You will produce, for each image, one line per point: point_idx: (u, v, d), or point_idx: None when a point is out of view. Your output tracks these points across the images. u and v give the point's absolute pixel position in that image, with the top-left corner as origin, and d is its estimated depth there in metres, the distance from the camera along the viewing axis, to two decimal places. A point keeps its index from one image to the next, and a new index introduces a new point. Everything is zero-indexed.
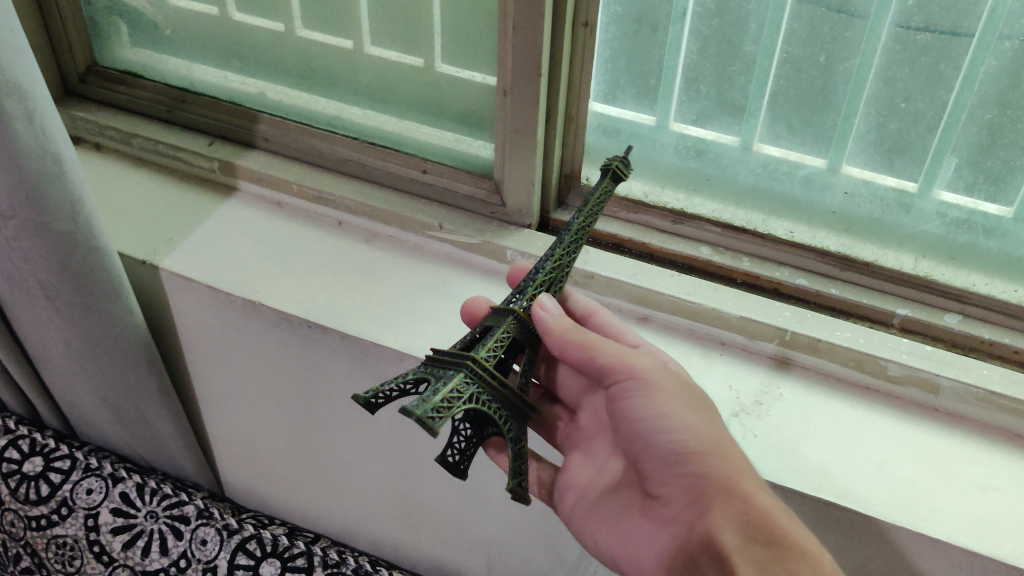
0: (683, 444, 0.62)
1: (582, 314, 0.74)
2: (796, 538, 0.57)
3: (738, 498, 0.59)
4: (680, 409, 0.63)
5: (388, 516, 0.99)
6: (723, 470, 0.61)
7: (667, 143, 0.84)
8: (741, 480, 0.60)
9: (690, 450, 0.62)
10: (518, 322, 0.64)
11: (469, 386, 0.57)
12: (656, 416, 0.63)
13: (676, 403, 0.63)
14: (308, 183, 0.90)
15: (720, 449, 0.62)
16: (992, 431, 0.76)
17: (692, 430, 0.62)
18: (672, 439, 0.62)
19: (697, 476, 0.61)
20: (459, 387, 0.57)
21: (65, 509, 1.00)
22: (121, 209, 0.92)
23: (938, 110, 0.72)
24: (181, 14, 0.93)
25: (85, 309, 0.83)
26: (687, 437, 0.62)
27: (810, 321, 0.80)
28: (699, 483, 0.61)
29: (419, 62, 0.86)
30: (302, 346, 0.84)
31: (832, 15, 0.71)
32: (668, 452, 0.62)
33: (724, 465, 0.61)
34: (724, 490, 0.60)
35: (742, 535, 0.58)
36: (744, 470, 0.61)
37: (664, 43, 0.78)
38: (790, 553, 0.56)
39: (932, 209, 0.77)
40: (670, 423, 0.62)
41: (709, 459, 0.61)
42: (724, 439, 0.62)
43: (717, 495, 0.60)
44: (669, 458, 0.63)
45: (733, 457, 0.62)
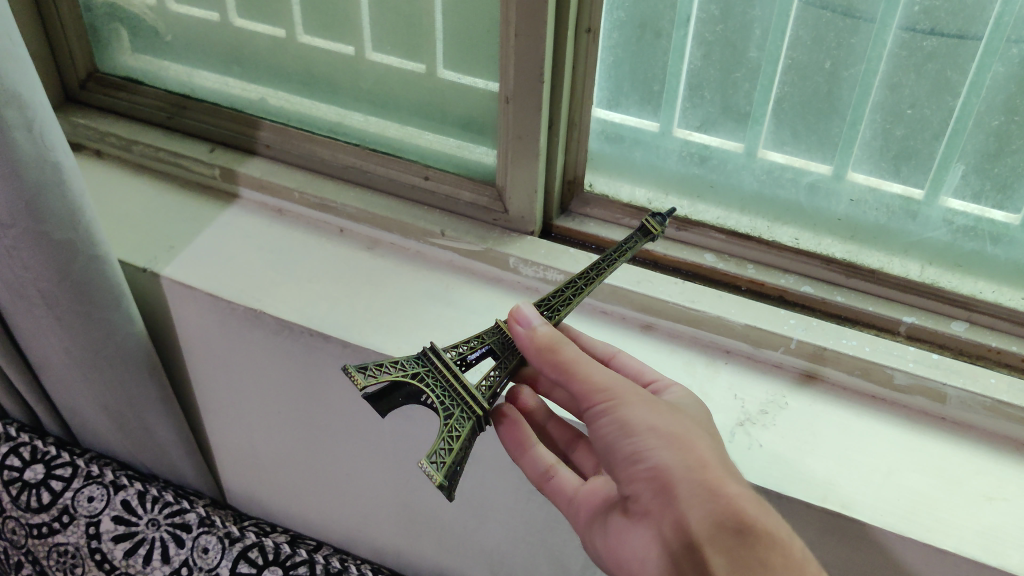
0: (646, 441, 0.60)
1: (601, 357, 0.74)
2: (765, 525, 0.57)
3: (704, 486, 0.59)
4: (644, 411, 0.61)
5: (391, 525, 0.98)
6: (685, 463, 0.59)
7: (671, 150, 0.83)
8: (707, 471, 0.59)
9: (650, 445, 0.60)
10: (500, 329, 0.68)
11: (416, 367, 0.66)
12: (616, 425, 0.61)
13: (642, 408, 0.62)
14: (310, 190, 0.90)
15: (682, 440, 0.60)
16: (999, 440, 0.76)
17: (653, 429, 0.61)
18: (632, 437, 0.61)
19: (657, 469, 0.60)
20: (405, 365, 0.66)
21: (66, 517, 0.99)
22: (121, 216, 0.92)
23: (944, 116, 0.72)
24: (182, 19, 0.93)
25: (86, 317, 0.83)
26: (647, 436, 0.61)
27: (816, 330, 0.79)
28: (660, 478, 0.60)
29: (420, 68, 0.85)
30: (305, 355, 0.84)
31: (838, 20, 0.70)
32: (626, 454, 0.61)
33: (686, 457, 0.60)
34: (690, 482, 0.59)
35: (712, 524, 0.58)
36: (708, 459, 0.60)
37: (667, 49, 0.77)
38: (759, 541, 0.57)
39: (939, 216, 0.77)
40: (629, 427, 0.61)
41: (671, 454, 0.60)
42: (688, 432, 0.61)
43: (683, 488, 0.59)
44: (629, 459, 0.61)
45: (698, 448, 0.61)
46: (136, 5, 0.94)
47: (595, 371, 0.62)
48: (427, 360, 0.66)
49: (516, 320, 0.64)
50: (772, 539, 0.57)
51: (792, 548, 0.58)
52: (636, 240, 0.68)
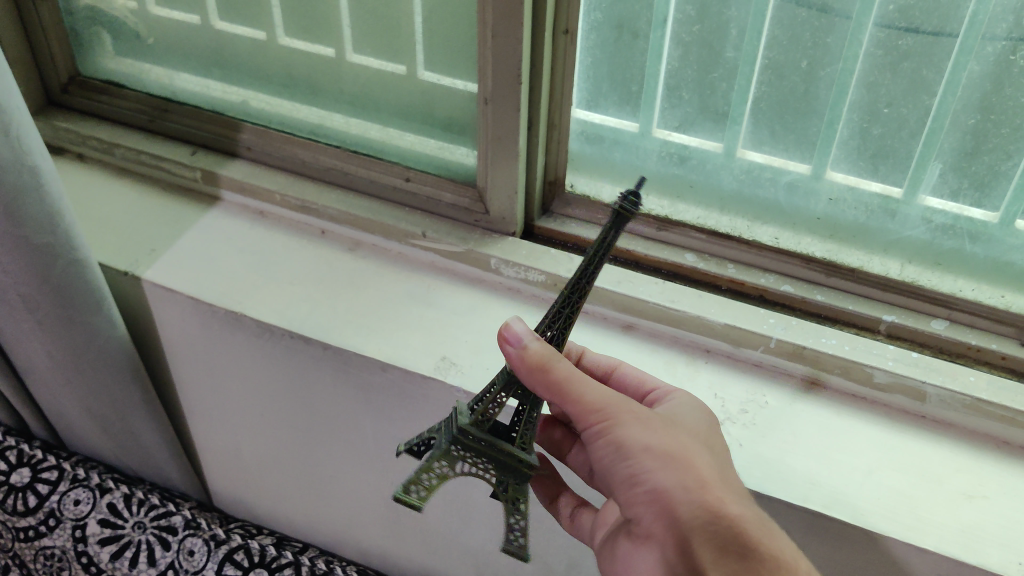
0: (641, 463, 0.59)
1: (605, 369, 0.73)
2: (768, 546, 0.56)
3: (706, 507, 0.57)
4: (640, 430, 0.60)
5: (377, 527, 0.98)
6: (683, 484, 0.58)
7: (650, 150, 0.83)
8: (707, 490, 0.58)
9: (647, 467, 0.59)
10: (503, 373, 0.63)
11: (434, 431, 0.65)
12: (612, 448, 0.59)
13: (637, 427, 0.60)
14: (291, 193, 0.90)
15: (678, 458, 0.59)
16: (980, 437, 0.76)
17: (650, 451, 0.59)
18: (628, 460, 0.59)
19: (657, 492, 0.58)
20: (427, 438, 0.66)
21: (52, 520, 0.99)
22: (103, 220, 0.92)
23: (921, 115, 0.72)
24: (163, 22, 0.93)
25: (67, 322, 0.83)
26: (645, 459, 0.59)
27: (795, 329, 0.79)
28: (659, 500, 0.58)
29: (401, 69, 0.85)
30: (286, 357, 0.84)
31: (813, 21, 0.70)
32: (625, 476, 0.59)
33: (685, 478, 0.58)
34: (690, 505, 0.58)
35: (714, 547, 0.56)
36: (708, 478, 0.59)
37: (645, 50, 0.77)
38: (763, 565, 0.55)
39: (918, 215, 0.76)
40: (626, 450, 0.59)
41: (669, 476, 0.58)
42: (685, 449, 0.60)
43: (684, 511, 0.58)
44: (628, 482, 0.59)
45: (697, 467, 0.59)
46: (117, 9, 0.94)
47: (590, 391, 0.59)
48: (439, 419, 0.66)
49: (506, 339, 0.59)
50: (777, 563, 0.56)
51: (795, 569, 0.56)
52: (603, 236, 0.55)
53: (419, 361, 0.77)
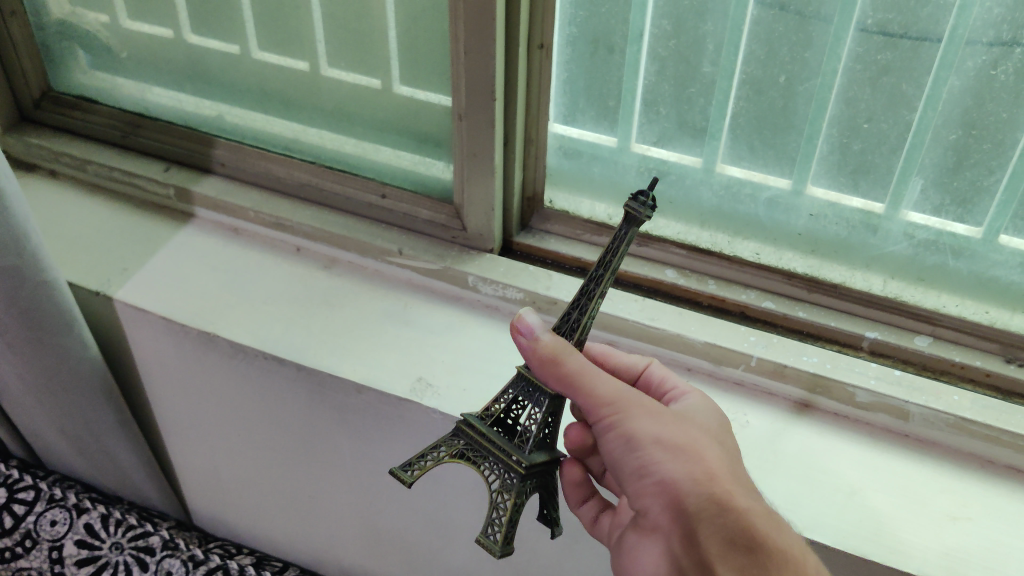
0: (651, 454, 0.58)
1: (629, 368, 0.72)
2: (777, 541, 0.55)
3: (712, 499, 0.57)
4: (650, 422, 0.59)
5: (357, 546, 0.97)
6: (692, 475, 0.57)
7: (629, 165, 0.82)
8: (715, 482, 0.57)
9: (656, 458, 0.58)
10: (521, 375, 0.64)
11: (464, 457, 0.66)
12: (622, 440, 0.59)
13: (647, 418, 0.60)
14: (265, 210, 0.88)
15: (687, 450, 0.58)
16: (964, 456, 0.75)
17: (659, 442, 0.59)
18: (638, 452, 0.59)
19: (665, 483, 0.58)
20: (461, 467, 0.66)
21: (29, 541, 0.97)
22: (75, 238, 0.90)
23: (902, 130, 0.70)
24: (135, 36, 0.91)
25: (37, 344, 0.81)
26: (654, 450, 0.58)
27: (776, 347, 0.78)
28: (667, 491, 0.58)
29: (375, 84, 0.84)
30: (260, 378, 0.82)
31: (790, 35, 0.69)
32: (634, 468, 0.59)
33: (694, 469, 0.58)
34: (698, 497, 0.57)
35: (722, 539, 0.55)
36: (717, 470, 0.58)
37: (621, 64, 0.76)
38: (772, 559, 0.54)
39: (900, 231, 0.75)
40: (635, 441, 0.59)
41: (677, 466, 0.58)
42: (695, 442, 0.59)
43: (690, 503, 0.57)
44: (637, 472, 0.59)
45: (707, 459, 0.58)
46: (89, 23, 0.92)
47: (603, 384, 0.60)
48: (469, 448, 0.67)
49: (518, 331, 0.60)
50: (786, 557, 0.54)
51: (805, 566, 0.55)
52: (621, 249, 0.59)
53: (394, 382, 0.76)
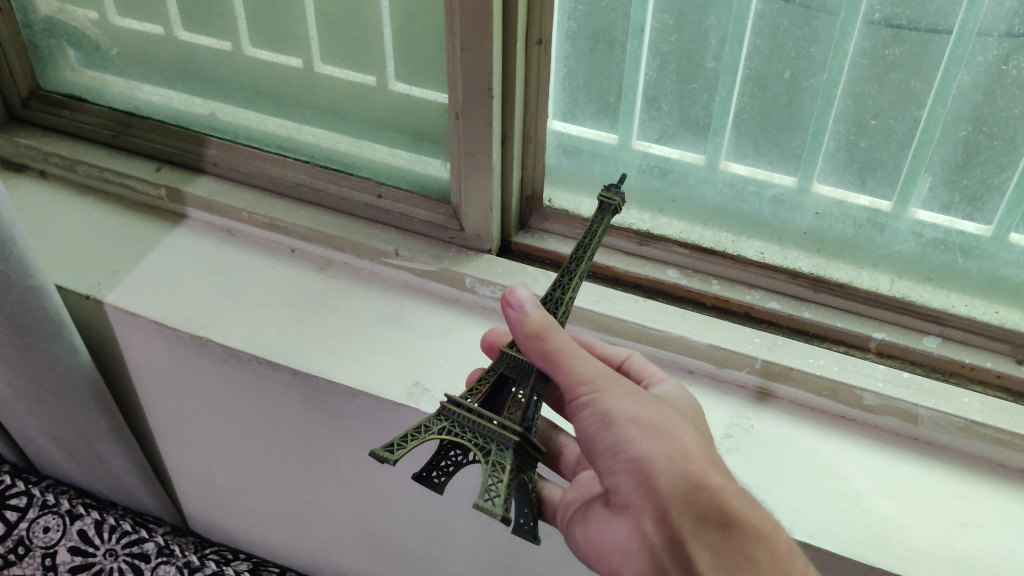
0: (625, 432, 0.55)
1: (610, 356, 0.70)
2: (749, 518, 0.51)
3: (687, 477, 0.53)
4: (626, 401, 0.56)
5: (355, 552, 0.95)
6: (666, 453, 0.54)
7: (630, 163, 0.80)
8: (690, 462, 0.54)
9: (630, 436, 0.55)
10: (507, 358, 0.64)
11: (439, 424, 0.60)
12: (597, 417, 0.56)
13: (623, 398, 0.57)
14: (258, 211, 0.87)
15: (662, 430, 0.55)
16: (975, 460, 0.73)
17: (633, 420, 0.56)
18: (612, 430, 0.56)
19: (637, 461, 0.55)
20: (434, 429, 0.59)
21: (21, 548, 0.95)
22: (63, 240, 0.88)
23: (910, 127, 0.68)
24: (125, 33, 0.89)
25: (26, 349, 0.80)
26: (628, 427, 0.55)
27: (781, 348, 0.76)
28: (639, 471, 0.54)
29: (370, 81, 0.82)
30: (254, 383, 0.80)
31: (796, 29, 0.67)
32: (606, 445, 0.56)
33: (668, 448, 0.54)
34: (671, 475, 0.53)
35: (694, 517, 0.51)
36: (692, 450, 0.55)
37: (622, 60, 0.74)
38: (746, 535, 0.51)
39: (907, 229, 0.73)
40: (609, 418, 0.56)
41: (652, 445, 0.55)
42: (671, 423, 0.56)
43: (663, 480, 0.53)
44: (609, 450, 0.56)
45: (682, 440, 0.55)
46: (78, 20, 0.90)
47: (580, 363, 0.57)
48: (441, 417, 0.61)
49: (509, 304, 0.59)
50: (760, 534, 0.51)
51: (779, 543, 0.51)
52: (601, 218, 0.67)
53: (390, 386, 0.74)
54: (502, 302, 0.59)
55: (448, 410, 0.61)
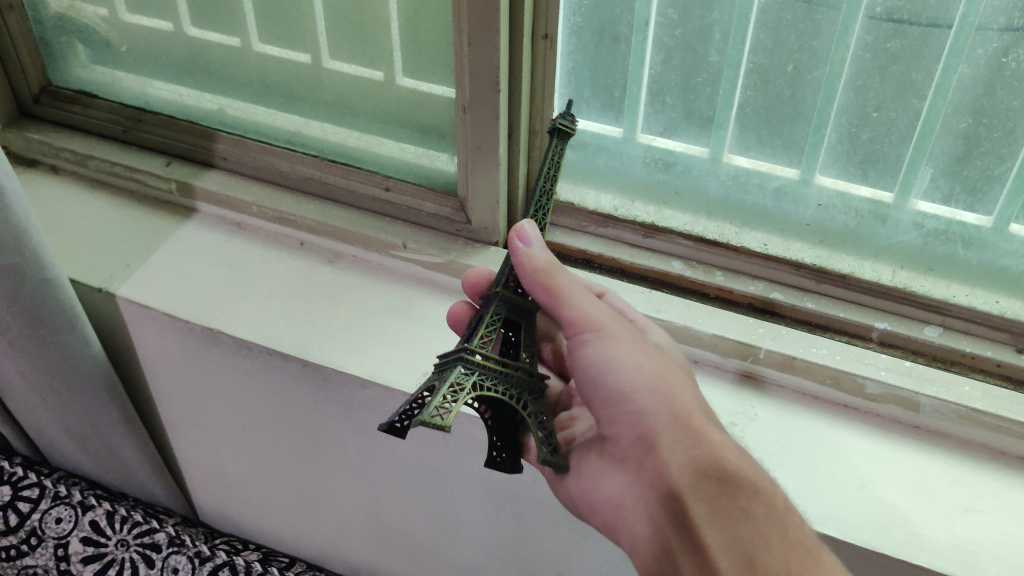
0: (627, 379, 0.60)
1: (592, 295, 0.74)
2: (747, 474, 0.56)
3: (688, 435, 0.58)
4: (627, 350, 0.61)
5: (363, 541, 0.97)
6: (669, 407, 0.59)
7: (634, 156, 0.81)
8: (690, 418, 0.59)
9: (633, 385, 0.60)
10: (503, 302, 0.66)
11: (467, 376, 0.61)
12: (601, 360, 0.60)
13: (626, 346, 0.61)
14: (268, 205, 0.88)
15: (663, 385, 0.60)
16: (975, 447, 0.74)
17: (637, 369, 0.60)
18: (615, 376, 0.60)
19: (641, 412, 0.59)
20: (466, 381, 0.60)
21: (34, 538, 0.97)
22: (75, 234, 0.89)
23: (911, 119, 0.70)
24: (136, 30, 0.90)
25: (40, 342, 0.81)
26: (632, 376, 0.60)
27: (785, 338, 0.77)
28: (642, 419, 0.59)
29: (378, 76, 0.83)
30: (265, 374, 0.82)
31: (798, 23, 0.68)
32: (611, 391, 0.60)
33: (671, 402, 0.59)
34: (672, 427, 0.58)
35: (693, 472, 0.56)
36: (690, 405, 0.60)
37: (627, 54, 0.75)
38: (742, 490, 0.55)
39: (909, 220, 0.74)
40: (615, 364, 0.60)
41: (654, 397, 0.59)
42: (671, 377, 0.61)
43: (664, 432, 0.58)
44: (613, 397, 0.60)
45: (681, 396, 0.60)
46: (89, 16, 0.91)
47: (584, 301, 0.62)
48: (466, 367, 0.61)
49: (518, 238, 0.63)
50: (755, 490, 0.55)
51: (775, 498, 0.55)
52: (555, 146, 0.67)
53: (399, 377, 0.75)
54: (509, 242, 0.63)
55: (469, 364, 0.61)
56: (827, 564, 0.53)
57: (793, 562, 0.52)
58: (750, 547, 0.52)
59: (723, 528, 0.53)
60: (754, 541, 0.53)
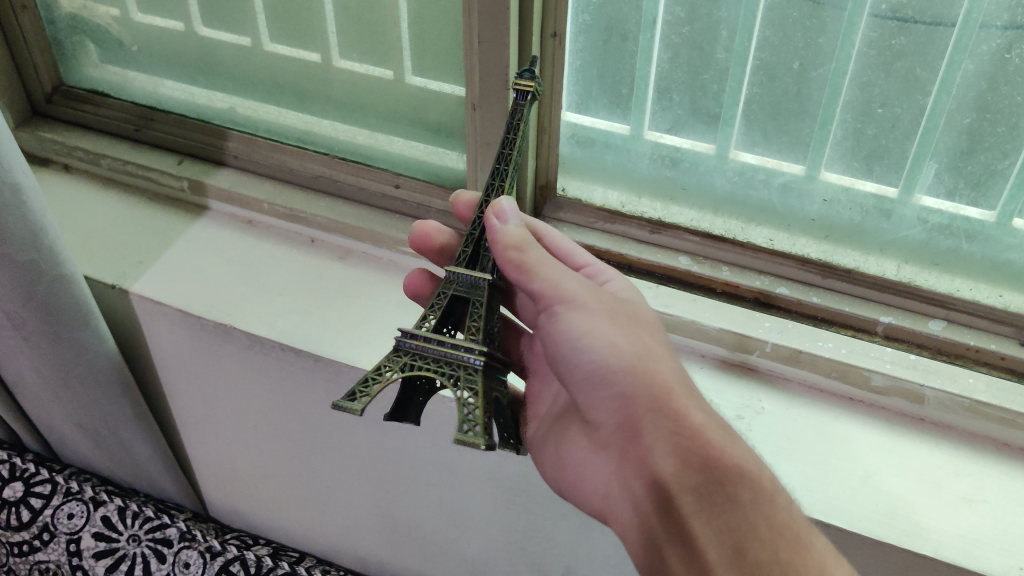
0: (604, 358, 0.61)
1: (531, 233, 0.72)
2: (731, 458, 0.58)
3: (670, 419, 0.60)
4: (603, 327, 0.62)
5: (373, 535, 0.97)
6: (648, 388, 0.60)
7: (642, 153, 0.82)
8: (671, 398, 0.60)
9: (612, 365, 0.61)
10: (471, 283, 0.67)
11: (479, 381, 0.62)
12: (578, 336, 0.62)
13: (600, 320, 0.62)
14: (280, 202, 0.89)
15: (642, 364, 0.61)
16: (979, 439, 0.75)
17: (614, 348, 0.61)
18: (593, 356, 0.61)
19: (623, 394, 0.61)
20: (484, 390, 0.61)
21: (46, 535, 0.98)
22: (89, 232, 0.90)
23: (915, 115, 0.70)
24: (147, 30, 0.91)
25: (54, 338, 0.82)
26: (609, 355, 0.61)
27: (791, 332, 0.78)
28: (624, 403, 0.61)
29: (388, 74, 0.84)
30: (277, 369, 0.83)
31: (805, 20, 0.69)
32: (591, 371, 0.62)
33: (649, 382, 0.61)
34: (653, 411, 0.60)
35: (679, 462, 0.58)
36: (671, 383, 0.61)
37: (634, 52, 0.76)
38: (729, 477, 0.57)
39: (913, 215, 0.75)
40: (592, 342, 0.61)
41: (633, 378, 0.61)
42: (648, 353, 0.62)
43: (644, 418, 0.60)
44: (593, 378, 0.62)
45: (659, 371, 0.62)
46: (100, 17, 0.92)
47: (554, 272, 0.63)
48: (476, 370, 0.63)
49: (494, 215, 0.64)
50: (742, 476, 0.57)
51: (762, 482, 0.58)
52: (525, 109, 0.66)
53: None
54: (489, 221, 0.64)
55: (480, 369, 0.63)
56: (816, 546, 0.56)
57: (781, 551, 0.54)
58: (740, 537, 0.55)
59: (711, 517, 0.56)
60: (741, 526, 0.55)
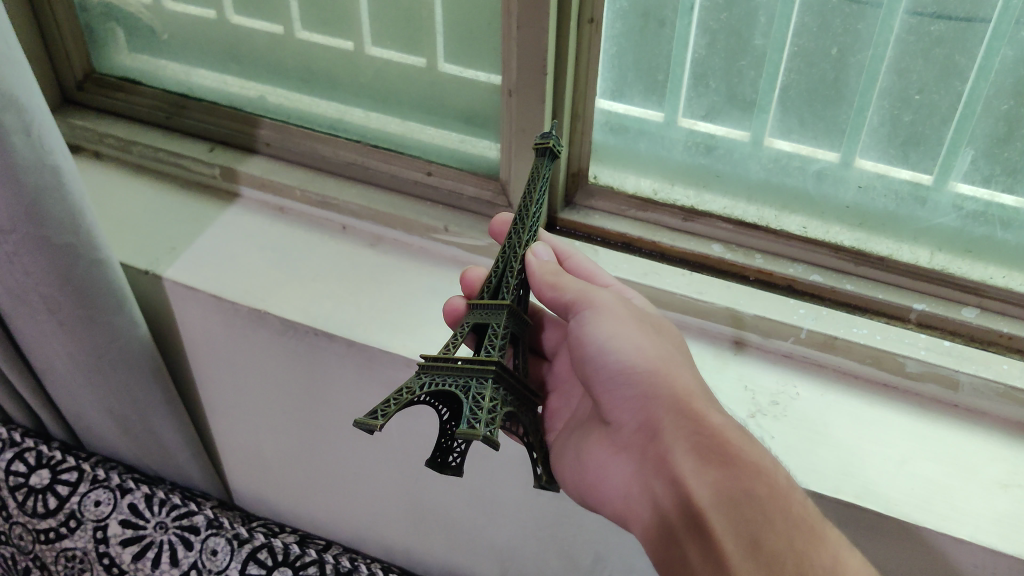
0: (629, 360, 0.63)
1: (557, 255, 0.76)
2: (748, 455, 0.58)
3: (691, 419, 0.61)
4: (629, 330, 0.64)
5: (400, 523, 0.98)
6: (671, 388, 0.62)
7: (676, 140, 0.83)
8: (693, 400, 0.62)
9: (635, 368, 0.63)
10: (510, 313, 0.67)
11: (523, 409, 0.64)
12: (605, 339, 0.63)
13: (627, 326, 0.64)
14: (311, 188, 0.89)
15: (663, 370, 0.63)
16: (1013, 426, 0.75)
17: (639, 352, 0.63)
18: (618, 357, 0.63)
19: (647, 396, 0.63)
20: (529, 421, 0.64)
21: (73, 521, 0.98)
22: (121, 219, 0.91)
23: (953, 101, 0.71)
24: (180, 17, 0.92)
25: (88, 323, 0.82)
26: (634, 358, 0.63)
27: (826, 319, 0.78)
28: (647, 405, 0.63)
29: (421, 62, 0.84)
30: (310, 355, 0.83)
31: (844, 7, 0.70)
32: (615, 373, 0.63)
33: (671, 385, 0.62)
34: (677, 412, 0.61)
35: (698, 459, 0.59)
36: (692, 389, 0.63)
37: (671, 38, 0.77)
38: (747, 473, 0.57)
39: (948, 201, 0.75)
40: (619, 345, 0.63)
41: (655, 379, 0.62)
42: (671, 360, 0.64)
43: (667, 416, 0.62)
44: (618, 380, 0.64)
45: (681, 377, 0.63)
46: (132, 4, 0.93)
47: (586, 286, 0.65)
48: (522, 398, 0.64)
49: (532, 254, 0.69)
50: (758, 471, 0.57)
51: (777, 476, 0.57)
52: (540, 166, 0.70)
53: None
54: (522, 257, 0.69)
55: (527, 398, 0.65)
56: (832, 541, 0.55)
57: (798, 543, 0.54)
58: (755, 530, 0.55)
59: (728, 512, 0.56)
60: (756, 520, 0.55)
